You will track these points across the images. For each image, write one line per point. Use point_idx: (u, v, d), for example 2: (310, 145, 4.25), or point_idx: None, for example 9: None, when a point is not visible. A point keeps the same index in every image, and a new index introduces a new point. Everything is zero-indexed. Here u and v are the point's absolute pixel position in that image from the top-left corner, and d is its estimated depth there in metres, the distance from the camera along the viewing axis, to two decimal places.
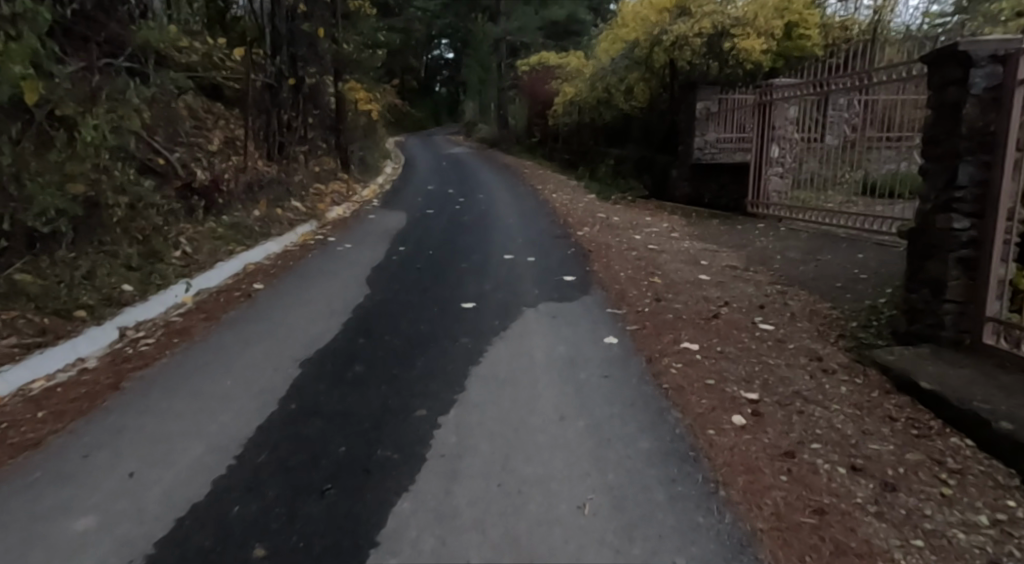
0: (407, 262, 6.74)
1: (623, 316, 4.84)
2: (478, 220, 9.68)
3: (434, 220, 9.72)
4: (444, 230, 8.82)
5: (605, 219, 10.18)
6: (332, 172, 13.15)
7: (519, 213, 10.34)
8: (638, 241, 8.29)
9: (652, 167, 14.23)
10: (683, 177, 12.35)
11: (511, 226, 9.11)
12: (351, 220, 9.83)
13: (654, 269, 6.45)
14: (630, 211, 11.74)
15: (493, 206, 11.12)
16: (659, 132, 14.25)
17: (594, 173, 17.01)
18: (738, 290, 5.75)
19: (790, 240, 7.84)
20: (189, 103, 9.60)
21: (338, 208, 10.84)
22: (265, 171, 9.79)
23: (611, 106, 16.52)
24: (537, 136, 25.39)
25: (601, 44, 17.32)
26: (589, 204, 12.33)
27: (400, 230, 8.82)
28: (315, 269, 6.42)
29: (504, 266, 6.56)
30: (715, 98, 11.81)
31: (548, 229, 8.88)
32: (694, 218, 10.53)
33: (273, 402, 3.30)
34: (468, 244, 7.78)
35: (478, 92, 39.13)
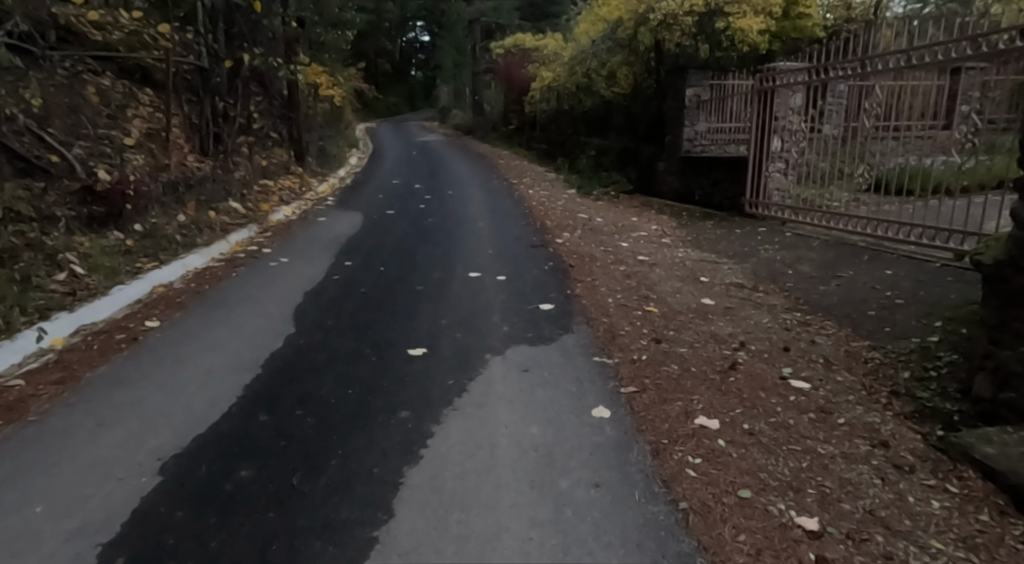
0: (350, 284, 5.59)
1: (615, 369, 3.75)
2: (443, 224, 8.54)
3: (394, 224, 8.54)
4: (403, 238, 7.65)
5: (586, 221, 9.11)
6: (284, 166, 11.84)
7: (490, 215, 9.20)
8: (625, 250, 7.24)
9: (637, 159, 13.19)
10: (671, 172, 11.38)
11: (480, 233, 7.98)
12: (297, 224, 8.61)
13: (648, 292, 5.39)
14: (614, 210, 10.69)
15: (463, 207, 9.97)
16: (644, 121, 13.20)
17: (575, 165, 15.92)
18: (751, 322, 4.72)
19: (798, 249, 6.84)
20: (104, 88, 8.26)
21: (285, 209, 9.60)
22: (196, 169, 8.49)
23: (592, 92, 15.42)
24: (513, 125, 24.16)
25: (580, 26, 16.25)
26: (569, 202, 11.26)
27: (351, 238, 7.61)
28: (234, 296, 5.24)
29: (468, 289, 5.45)
30: (706, 84, 11.08)
31: (523, 236, 7.76)
32: (685, 218, 9.50)
33: (91, 550, 2.16)
34: (428, 258, 6.64)
35: (453, 76, 37.63)
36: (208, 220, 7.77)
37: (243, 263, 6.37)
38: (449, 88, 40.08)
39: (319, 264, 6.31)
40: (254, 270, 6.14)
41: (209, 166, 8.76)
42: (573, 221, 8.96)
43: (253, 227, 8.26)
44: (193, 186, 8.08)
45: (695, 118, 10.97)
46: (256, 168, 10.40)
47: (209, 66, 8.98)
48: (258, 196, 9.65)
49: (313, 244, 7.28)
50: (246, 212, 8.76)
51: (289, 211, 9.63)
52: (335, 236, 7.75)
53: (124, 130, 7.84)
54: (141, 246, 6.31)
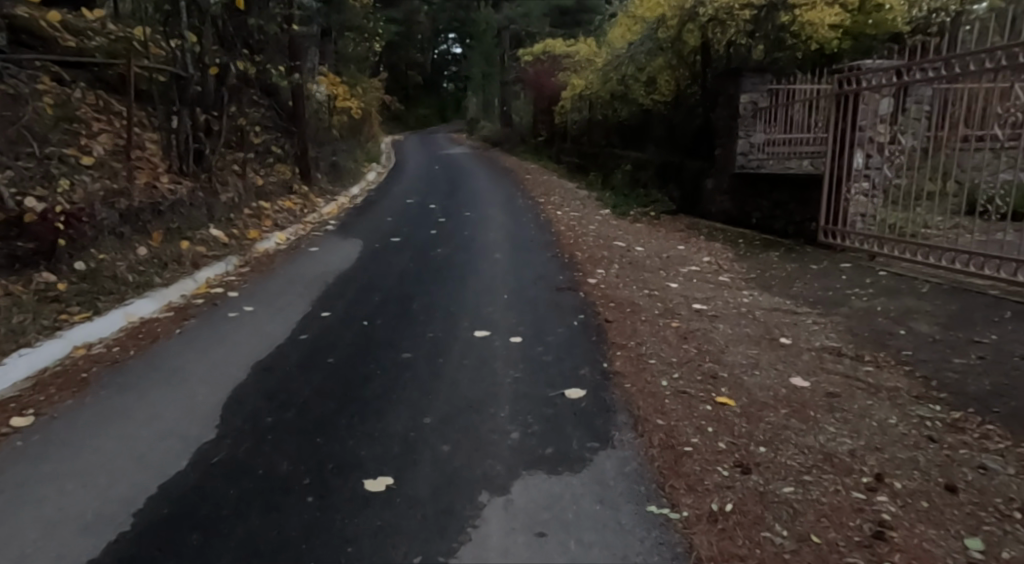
0: (318, 350, 4.28)
1: (682, 537, 2.33)
2: (453, 256, 7.24)
3: (397, 256, 7.28)
4: (402, 276, 6.35)
5: (625, 252, 7.70)
6: (286, 186, 10.73)
7: (510, 244, 7.87)
8: (676, 295, 5.80)
9: (680, 175, 11.73)
10: (722, 190, 10.08)
11: (495, 269, 6.64)
12: (284, 255, 7.42)
13: (716, 368, 3.95)
14: (656, 236, 9.24)
15: (479, 233, 8.64)
16: (689, 132, 11.75)
17: (610, 181, 14.53)
18: (875, 425, 3.24)
19: (903, 295, 5.31)
20: (67, 101, 7.26)
21: (277, 236, 8.43)
22: (170, 192, 7.38)
23: (630, 100, 14.05)
24: (543, 136, 22.84)
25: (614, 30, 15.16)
26: (602, 225, 9.84)
27: (340, 276, 6.35)
28: (163, 366, 3.99)
29: (470, 361, 4.08)
30: (765, 89, 9.52)
31: (546, 273, 6.38)
32: (742, 248, 8.02)
33: None
34: (426, 307, 5.32)
35: (482, 88, 36.72)
36: (177, 252, 6.63)
37: (196, 313, 5.14)
38: (479, 98, 39.07)
39: (288, 318, 5.03)
40: (206, 324, 4.88)
41: (186, 189, 7.65)
42: (608, 253, 7.53)
43: (232, 261, 7.08)
44: (162, 214, 6.96)
45: (752, 126, 9.56)
46: (249, 188, 9.29)
47: (189, 74, 7.88)
48: (247, 222, 8.51)
49: (293, 285, 6.04)
50: (228, 241, 7.60)
51: (281, 238, 8.47)
52: (322, 273, 6.50)
53: (83, 149, 6.78)
54: (75, 291, 5.16)
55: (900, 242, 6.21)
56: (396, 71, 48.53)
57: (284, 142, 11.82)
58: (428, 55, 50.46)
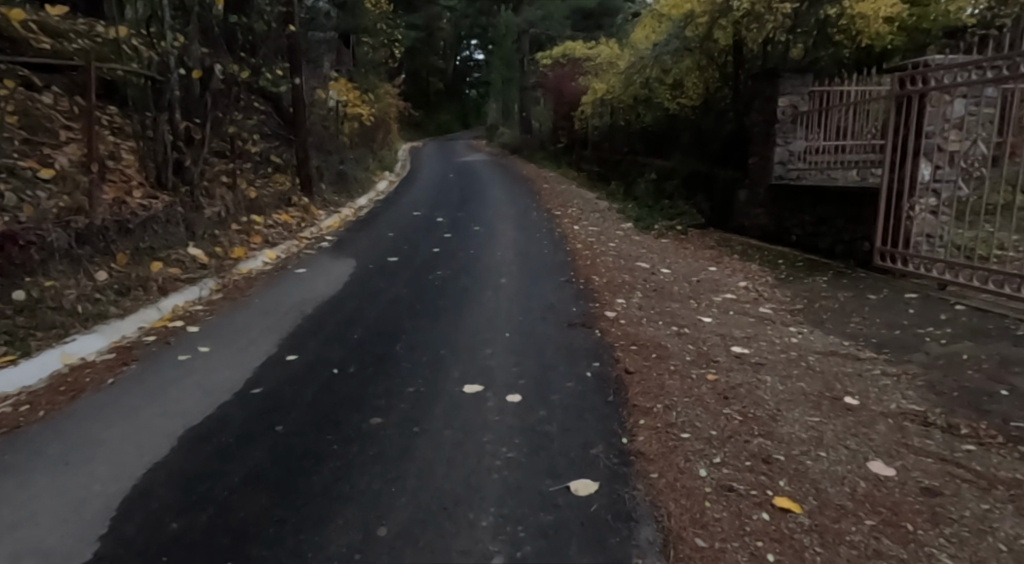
0: (270, 412, 3.46)
1: None
2: (453, 280, 6.42)
3: (391, 280, 6.48)
4: (392, 306, 5.53)
5: (649, 275, 6.81)
6: (283, 198, 10.04)
7: (519, 266, 7.03)
8: (710, 332, 4.89)
9: (709, 186, 10.80)
10: (758, 203, 9.13)
11: (498, 297, 5.78)
12: (267, 278, 6.67)
13: (768, 446, 3.03)
14: (684, 255, 8.34)
15: (486, 252, 7.80)
16: (721, 139, 10.82)
17: (632, 191, 13.63)
18: (1004, 550, 2.29)
19: (993, 339, 4.32)
20: (33, 108, 6.65)
21: (265, 255, 7.70)
22: (142, 208, 6.70)
23: (657, 104, 13.13)
24: (564, 143, 21.99)
25: (636, 32, 14.56)
26: (624, 241, 8.96)
27: (321, 305, 5.55)
28: (73, 433, 3.20)
29: (453, 432, 3.21)
30: (806, 92, 8.59)
31: (557, 304, 5.51)
32: (783, 271, 7.07)
33: None
34: (412, 348, 4.47)
35: (503, 93, 36.10)
36: (143, 276, 5.92)
37: (143, 353, 4.39)
38: (500, 105, 38.42)
39: (247, 364, 4.21)
40: (147, 371, 4.08)
41: (162, 204, 6.97)
42: (629, 277, 6.62)
43: (208, 284, 6.35)
44: (130, 232, 6.27)
45: (793, 131, 8.62)
46: (239, 202, 8.61)
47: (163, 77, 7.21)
48: (234, 239, 7.80)
49: (266, 317, 5.25)
50: (207, 261, 6.90)
51: (270, 256, 7.75)
52: (304, 301, 5.71)
53: (43, 161, 6.14)
54: (6, 326, 4.46)
55: (967, 265, 5.18)
56: (416, 78, 48.17)
57: (285, 151, 11.15)
58: (449, 62, 50.09)
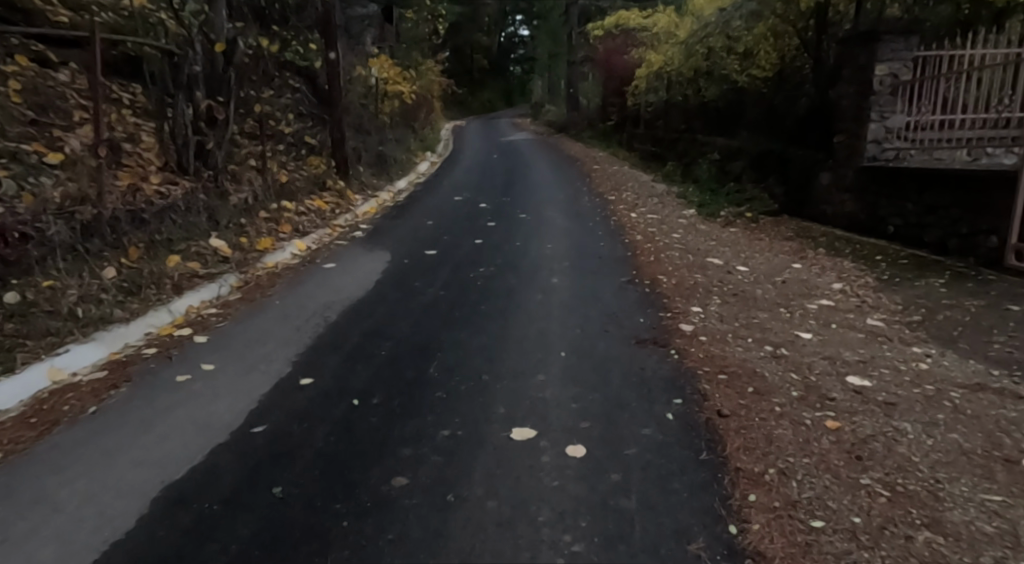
0: (273, 465, 2.75)
1: None
2: (497, 280, 5.63)
3: (427, 278, 5.74)
4: (427, 313, 4.79)
5: (724, 274, 5.86)
6: (317, 182, 9.43)
7: (571, 262, 6.19)
8: (814, 354, 3.97)
9: (783, 169, 9.69)
10: (845, 188, 8.00)
11: (549, 303, 4.97)
12: (292, 274, 6.04)
13: (941, 548, 2.13)
14: (760, 248, 7.33)
15: (532, 245, 6.98)
16: (799, 116, 9.66)
17: (692, 173, 12.54)
18: None
19: None
20: (44, 87, 6.13)
21: (294, 246, 7.07)
22: (159, 195, 6.13)
23: (721, 76, 11.94)
24: (614, 120, 20.85)
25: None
26: (688, 231, 7.98)
27: (348, 310, 4.87)
28: (29, 489, 2.55)
29: (499, 506, 2.44)
30: (910, 58, 7.35)
31: (619, 313, 4.67)
32: (885, 269, 6.02)
33: None
34: (447, 372, 3.71)
35: (549, 69, 34.90)
36: (156, 272, 5.34)
37: (139, 370, 3.76)
38: (546, 81, 37.22)
39: (253, 390, 3.52)
40: (137, 396, 3.42)
41: (182, 190, 6.40)
42: (701, 277, 5.70)
43: (228, 281, 5.75)
44: (144, 223, 5.71)
45: (893, 104, 7.45)
46: (269, 188, 8.00)
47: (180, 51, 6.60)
48: (261, 229, 7.20)
49: (283, 325, 4.57)
50: (230, 254, 6.30)
51: (300, 247, 7.13)
52: (328, 305, 5.02)
53: (52, 144, 5.62)
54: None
55: None
56: (460, 55, 47.16)
57: (320, 132, 10.52)
58: (494, 38, 48.96)
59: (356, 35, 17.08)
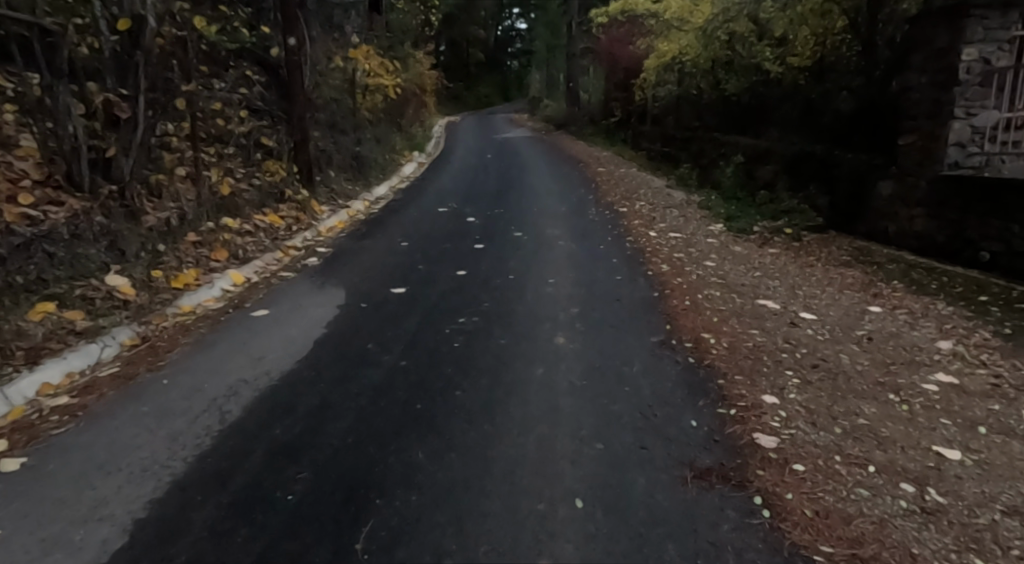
0: None
1: None
2: (479, 343, 4.12)
3: (384, 336, 4.23)
4: (375, 405, 3.28)
5: (787, 328, 4.37)
6: (272, 194, 7.98)
7: (579, 310, 4.70)
8: (986, 499, 2.44)
9: (826, 175, 8.23)
10: (915, 201, 6.50)
11: (553, 385, 3.47)
12: (208, 325, 4.52)
13: None
14: (816, 281, 5.86)
15: (528, 280, 5.49)
16: (847, 112, 8.19)
17: (714, 179, 11.07)
18: None
19: None
20: None
21: (227, 281, 5.56)
22: (28, 220, 4.58)
23: (747, 67, 10.47)
24: (618, 117, 19.37)
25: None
26: (722, 256, 6.49)
27: (262, 400, 3.35)
28: None
29: None
30: (1008, 36, 5.79)
31: (656, 408, 3.17)
32: (1000, 318, 4.53)
33: None
34: (387, 551, 2.19)
35: (547, 63, 33.36)
36: (4, 331, 3.78)
37: None
38: (544, 75, 35.69)
39: None
40: None
41: (66, 212, 4.86)
42: (759, 336, 4.20)
43: (117, 338, 4.19)
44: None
45: (982, 97, 5.95)
46: (201, 204, 6.49)
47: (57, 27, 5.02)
48: (185, 259, 5.70)
49: (153, 431, 3.02)
50: (132, 295, 4.76)
51: (235, 280, 5.66)
52: (235, 389, 3.48)
53: None
54: None
55: None
56: (455, 49, 45.48)
57: (279, 133, 9.01)
58: (490, 31, 47.37)
59: (332, 24, 15.51)
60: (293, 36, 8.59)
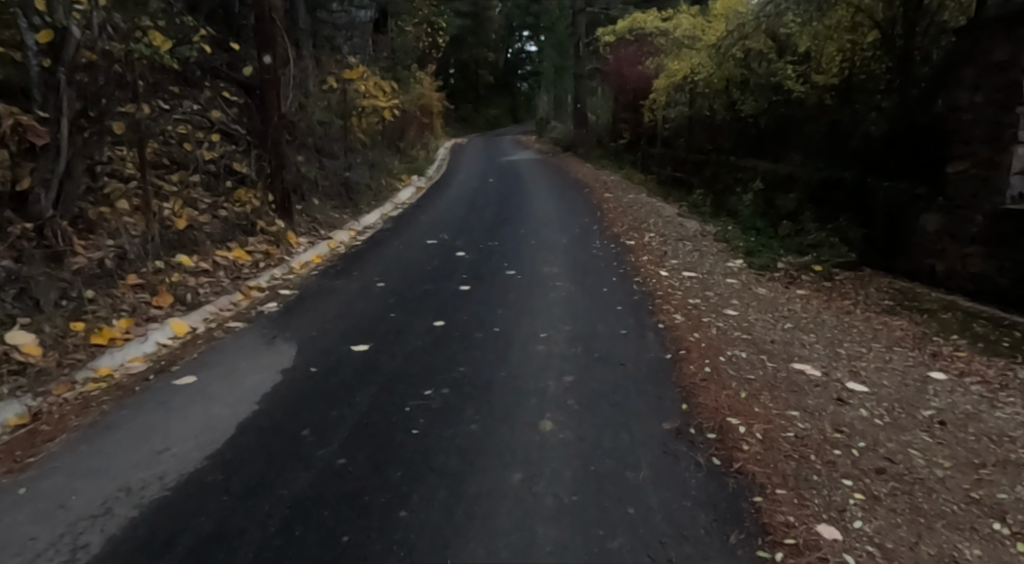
0: None
1: None
2: (444, 430, 3.25)
3: (326, 420, 3.37)
4: (285, 536, 2.39)
5: (835, 408, 3.46)
6: (238, 227, 7.21)
7: (573, 379, 3.83)
8: None
9: (858, 205, 7.38)
10: (970, 237, 5.58)
11: (531, 504, 2.57)
12: (117, 397, 3.67)
13: None
14: (859, 334, 4.94)
15: (515, 335, 4.63)
16: (879, 134, 7.36)
17: (730, 206, 10.24)
18: None
19: None
20: None
21: (164, 335, 4.73)
22: None
23: (765, 86, 9.69)
24: (627, 139, 18.64)
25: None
26: (743, 300, 5.62)
27: (138, 524, 2.47)
28: None
29: None
30: None
31: (669, 548, 2.27)
32: None
33: None
34: None
35: (555, 84, 32.87)
36: None
37: None
38: (552, 97, 35.20)
39: None
40: None
41: None
42: (800, 420, 3.30)
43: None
44: None
45: None
46: (150, 240, 5.74)
47: None
48: (119, 305, 4.90)
49: None
50: (36, 357, 3.90)
51: (177, 333, 4.84)
52: (108, 505, 2.59)
53: None
54: None
55: None
56: (463, 71, 45.22)
57: (252, 161, 8.27)
58: (498, 53, 47.18)
59: (326, 44, 14.94)
60: (269, 54, 7.89)
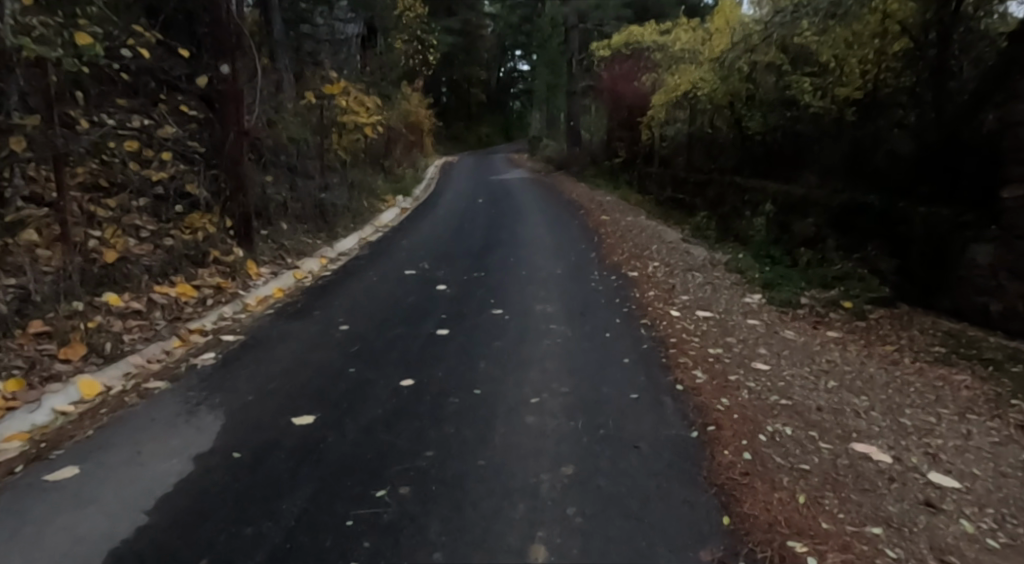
0: None
1: None
2: (396, 561, 2.31)
3: (236, 542, 2.43)
4: None
5: (929, 521, 2.55)
6: (185, 258, 6.30)
7: (574, 471, 2.92)
8: None
9: (888, 231, 6.65)
10: None
11: None
12: None
13: None
14: (918, 395, 4.07)
15: (499, 402, 3.72)
16: (909, 152, 6.72)
17: (738, 231, 9.45)
18: None
19: None
20: None
21: (65, 399, 3.75)
22: None
23: (775, 102, 9.02)
24: (623, 157, 17.93)
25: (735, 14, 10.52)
26: (772, 348, 4.75)
27: None
28: None
29: None
30: None
31: None
32: None
33: None
34: None
35: (547, 102, 32.32)
36: None
37: None
38: (545, 114, 34.65)
39: None
40: None
41: None
42: (886, 542, 2.38)
43: None
44: None
45: None
46: (65, 277, 4.83)
47: None
48: (12, 360, 3.95)
49: None
50: None
51: (85, 395, 3.86)
52: None
53: None
54: None
55: None
56: (455, 88, 44.74)
57: (203, 183, 7.36)
58: (490, 71, 46.81)
59: (305, 58, 14.13)
60: (226, 63, 7.03)
